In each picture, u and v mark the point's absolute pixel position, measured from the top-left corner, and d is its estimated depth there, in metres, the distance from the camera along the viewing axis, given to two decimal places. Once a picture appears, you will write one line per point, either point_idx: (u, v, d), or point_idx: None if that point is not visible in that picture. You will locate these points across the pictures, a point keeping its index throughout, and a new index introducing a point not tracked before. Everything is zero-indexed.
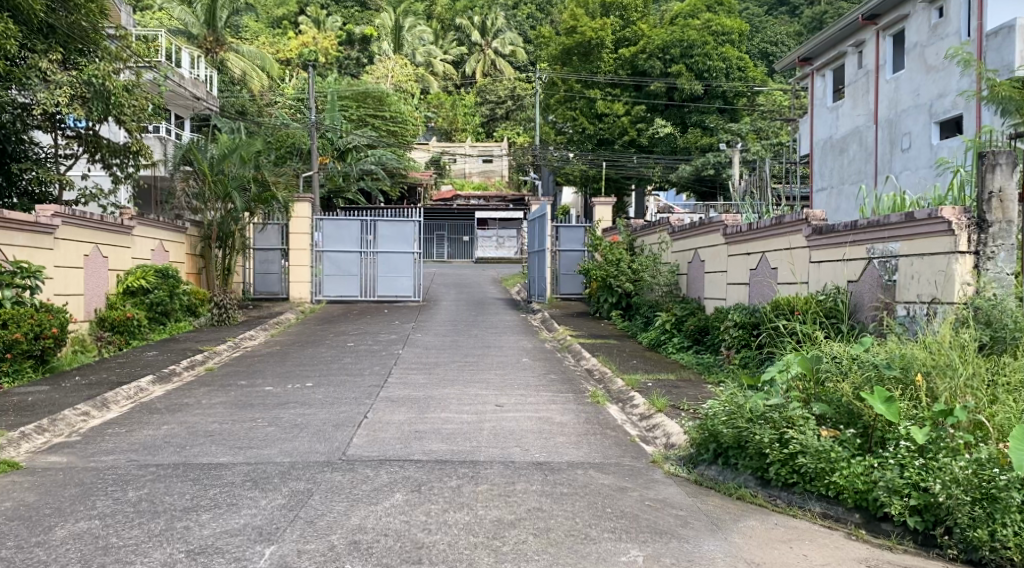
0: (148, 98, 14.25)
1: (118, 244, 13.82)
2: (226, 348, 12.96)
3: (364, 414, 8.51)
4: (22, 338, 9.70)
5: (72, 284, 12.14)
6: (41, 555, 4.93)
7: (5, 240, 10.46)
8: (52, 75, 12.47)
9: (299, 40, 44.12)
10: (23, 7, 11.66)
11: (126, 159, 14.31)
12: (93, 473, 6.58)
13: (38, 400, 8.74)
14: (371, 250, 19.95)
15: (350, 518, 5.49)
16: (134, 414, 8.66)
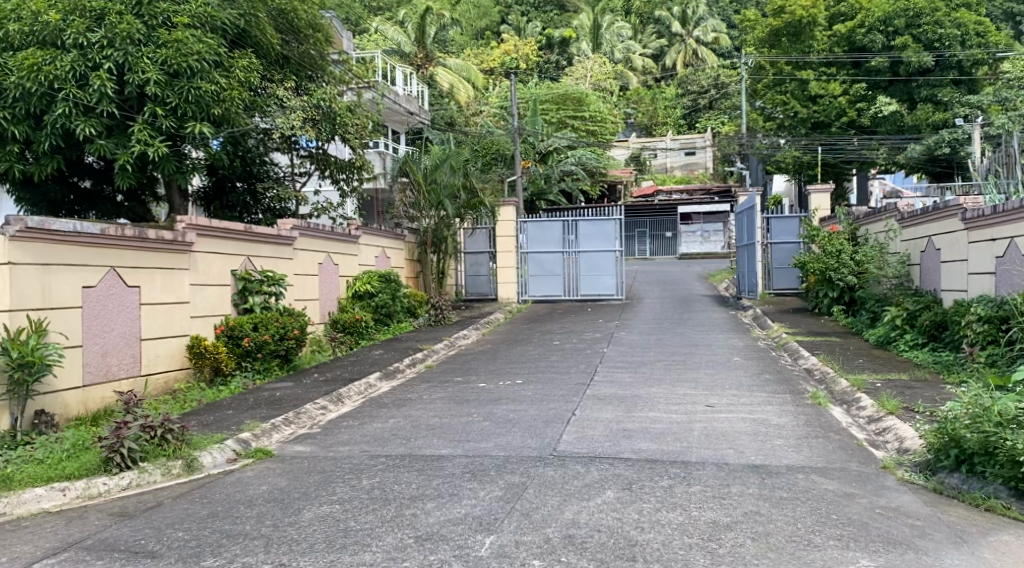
0: (368, 116, 15.41)
1: (346, 252, 15.05)
2: (442, 347, 13.68)
3: (573, 411, 8.63)
4: (270, 339, 10.85)
5: (309, 290, 13.40)
6: (293, 533, 5.49)
7: (253, 252, 11.76)
8: (287, 101, 13.59)
9: (502, 49, 45.61)
10: (263, 43, 12.83)
11: (351, 173, 15.55)
12: (333, 462, 7.22)
13: (284, 395, 9.72)
14: (574, 250, 20.18)
15: (564, 513, 5.60)
16: (365, 409, 9.40)
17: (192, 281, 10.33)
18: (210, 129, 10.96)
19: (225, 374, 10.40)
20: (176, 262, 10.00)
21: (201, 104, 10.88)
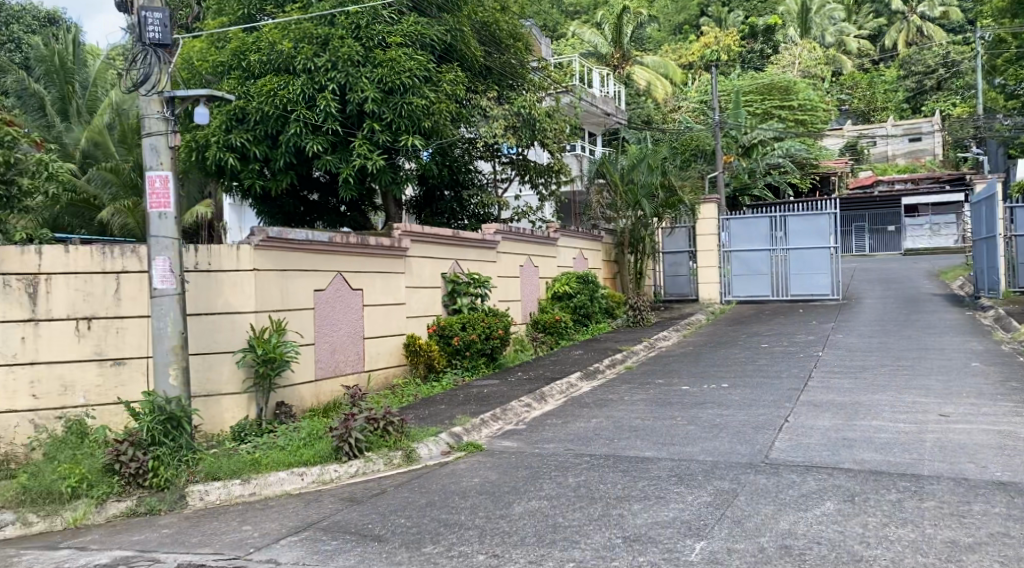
0: (566, 121, 15.69)
1: (547, 254, 15.37)
2: (643, 348, 13.58)
3: (785, 417, 8.24)
4: (477, 338, 11.31)
5: (512, 291, 13.82)
6: (504, 526, 5.68)
7: (460, 255, 12.32)
8: (490, 111, 14.04)
9: (701, 42, 44.48)
10: (468, 55, 13.33)
11: (550, 177, 15.85)
12: (540, 458, 7.38)
13: (491, 392, 10.09)
14: (783, 248, 19.22)
15: (779, 522, 5.35)
16: (569, 407, 9.53)
17: (407, 284, 11.00)
18: (421, 142, 11.56)
19: (437, 371, 10.94)
20: (393, 266, 10.70)
21: (413, 118, 11.51)
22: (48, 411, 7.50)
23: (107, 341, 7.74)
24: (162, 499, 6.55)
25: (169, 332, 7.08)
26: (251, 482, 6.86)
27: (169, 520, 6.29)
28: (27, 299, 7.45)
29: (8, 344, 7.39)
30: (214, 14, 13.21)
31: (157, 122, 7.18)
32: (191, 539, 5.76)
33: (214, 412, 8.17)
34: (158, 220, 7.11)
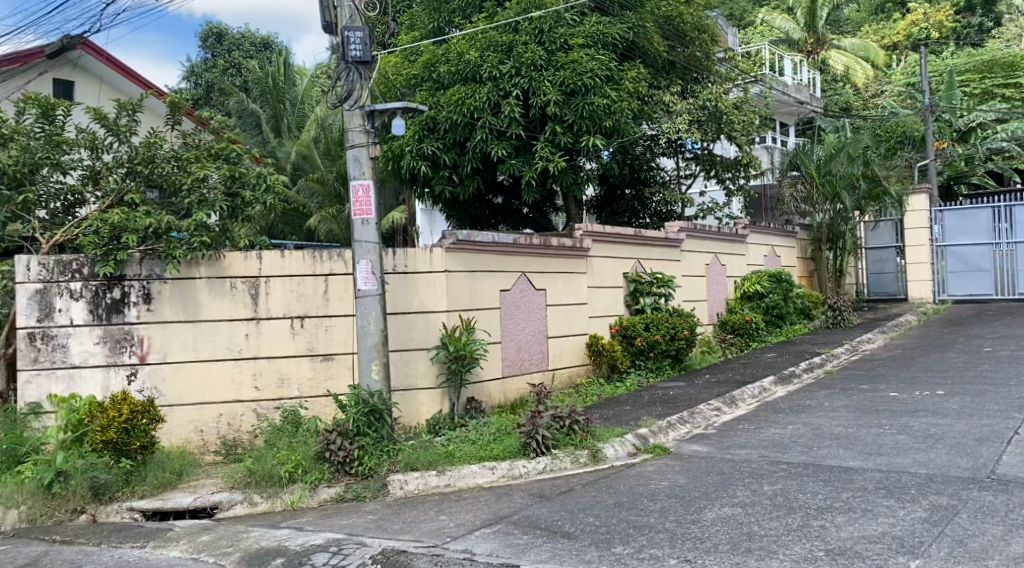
0: (755, 112, 15.04)
1: (735, 252, 14.85)
2: (844, 351, 12.73)
3: (1013, 430, 7.41)
4: (662, 338, 11.12)
5: (697, 291, 13.47)
6: (696, 531, 5.53)
7: (642, 255, 12.17)
8: (673, 106, 14.03)
9: (908, 21, 38.41)
10: (651, 53, 13.24)
11: (738, 171, 15.28)
12: (732, 464, 7.13)
13: (678, 394, 9.88)
14: (1009, 241, 17.39)
15: (1009, 546, 4.83)
16: (762, 413, 9.14)
17: (590, 284, 11.04)
18: (603, 141, 11.53)
19: (621, 371, 10.86)
20: (576, 266, 10.77)
21: (594, 118, 11.50)
22: (268, 401, 8.24)
23: (318, 338, 8.36)
24: (367, 486, 6.99)
25: (370, 329, 7.54)
26: (445, 473, 7.16)
27: (373, 506, 6.69)
28: (250, 300, 8.23)
29: (235, 340, 8.19)
30: (407, 30, 13.96)
31: (360, 134, 7.67)
32: (393, 525, 6.09)
33: (411, 406, 8.60)
34: (360, 226, 7.61)
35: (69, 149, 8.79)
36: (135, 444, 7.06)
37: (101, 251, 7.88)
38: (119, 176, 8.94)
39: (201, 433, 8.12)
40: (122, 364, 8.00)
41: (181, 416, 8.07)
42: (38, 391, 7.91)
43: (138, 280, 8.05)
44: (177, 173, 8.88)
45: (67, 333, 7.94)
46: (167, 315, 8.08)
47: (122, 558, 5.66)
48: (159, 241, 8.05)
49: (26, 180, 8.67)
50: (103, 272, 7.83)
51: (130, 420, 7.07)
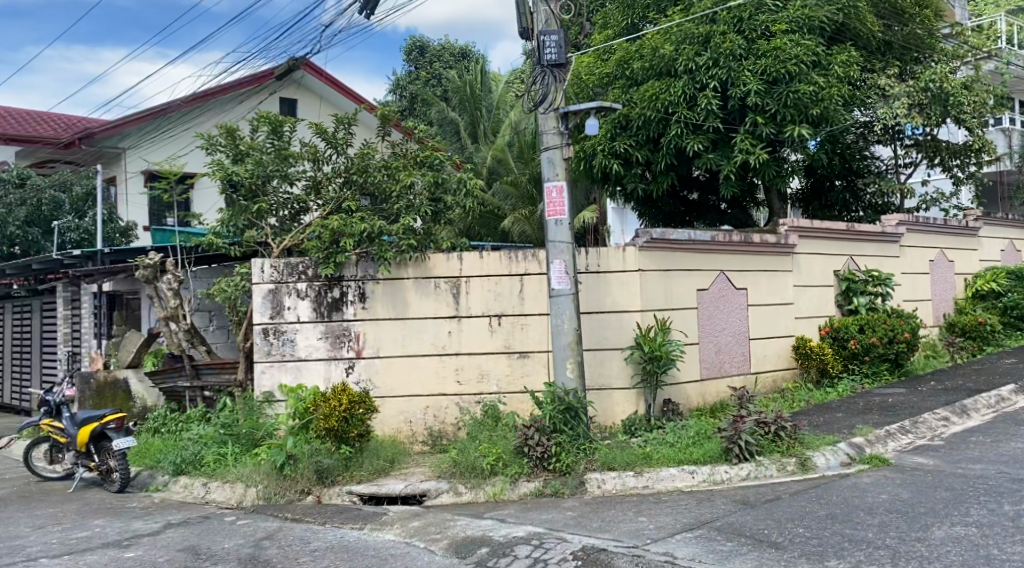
0: (988, 91, 13.56)
1: (964, 247, 13.49)
2: None
3: None
4: (879, 341, 10.36)
5: (920, 290, 12.42)
6: (923, 550, 5.09)
7: (856, 251, 11.39)
8: (890, 90, 12.77)
9: None
10: (864, 34, 12.34)
11: (967, 158, 13.96)
12: (965, 479, 6.48)
13: (898, 401, 9.14)
14: None
15: None
16: (999, 425, 8.24)
17: (796, 283, 10.50)
18: (809, 131, 10.93)
19: (832, 376, 10.27)
20: (780, 264, 10.26)
21: (799, 106, 10.95)
22: (470, 395, 8.55)
23: (515, 336, 8.53)
24: (565, 483, 7.07)
25: (565, 328, 7.62)
26: (643, 475, 7.09)
27: (572, 503, 6.75)
28: (452, 299, 8.59)
29: (439, 336, 8.59)
30: (601, 30, 13.97)
31: (554, 136, 7.78)
32: (593, 523, 6.11)
33: (607, 405, 8.60)
34: (556, 226, 7.71)
35: (295, 161, 9.65)
36: (354, 432, 7.63)
37: (322, 254, 8.59)
38: (336, 185, 9.72)
39: (411, 423, 8.60)
40: (341, 358, 8.67)
41: (393, 406, 8.60)
42: (271, 381, 8.72)
43: (354, 281, 8.68)
44: (386, 182, 9.55)
45: (295, 329, 8.71)
46: (379, 312, 8.65)
47: (344, 537, 6.11)
48: (372, 244, 8.62)
49: (259, 191, 9.61)
50: (324, 273, 8.52)
51: (348, 410, 7.61)
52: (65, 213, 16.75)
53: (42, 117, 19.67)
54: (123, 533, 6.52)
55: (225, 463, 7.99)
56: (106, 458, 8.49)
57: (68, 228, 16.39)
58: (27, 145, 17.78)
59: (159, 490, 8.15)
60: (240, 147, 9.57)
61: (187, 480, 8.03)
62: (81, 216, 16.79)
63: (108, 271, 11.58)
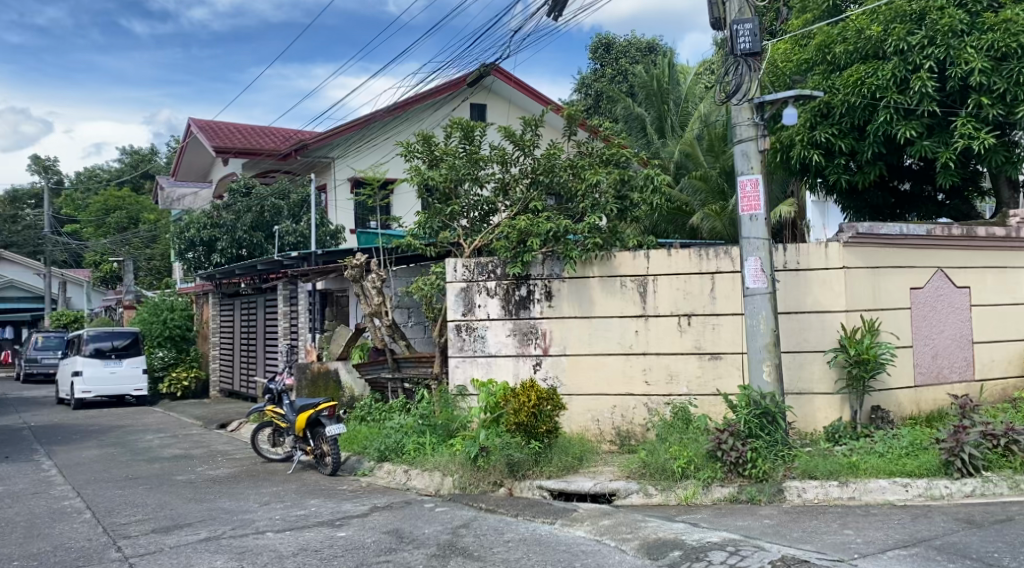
0: None
1: None
2: None
3: None
4: None
5: None
6: None
7: None
8: None
9: None
10: None
11: None
12: None
13: None
14: None
15: None
16: None
17: None
18: None
19: None
20: (1010, 259, 9.24)
21: None
22: (659, 396, 8.41)
23: (705, 336, 8.30)
24: (762, 489, 6.79)
25: (761, 329, 7.30)
26: (850, 486, 6.66)
27: (770, 511, 6.47)
28: (640, 298, 8.49)
29: (625, 336, 8.52)
30: (798, 14, 13.17)
31: (748, 128, 7.46)
32: (793, 533, 5.81)
33: (807, 411, 8.15)
34: (748, 222, 7.40)
35: (485, 164, 9.96)
36: (543, 428, 7.73)
37: (511, 254, 8.82)
38: (523, 186, 9.91)
39: (598, 422, 8.62)
40: (530, 355, 8.85)
41: (580, 404, 8.66)
42: (465, 374, 9.11)
43: (541, 280, 8.83)
44: (572, 181, 9.65)
45: (486, 326, 9.01)
46: (566, 311, 8.73)
47: (536, 531, 6.24)
48: (557, 243, 8.74)
49: (452, 195, 9.99)
50: (512, 272, 8.73)
51: (537, 406, 7.74)
52: (283, 219, 18.37)
53: (265, 131, 21.74)
54: (335, 514, 7.04)
55: (424, 452, 8.41)
56: (320, 443, 9.22)
57: (286, 232, 17.97)
58: (252, 157, 19.69)
59: (366, 474, 8.74)
60: (434, 153, 10.05)
61: (390, 466, 8.54)
62: (297, 221, 18.34)
63: (320, 270, 12.55)
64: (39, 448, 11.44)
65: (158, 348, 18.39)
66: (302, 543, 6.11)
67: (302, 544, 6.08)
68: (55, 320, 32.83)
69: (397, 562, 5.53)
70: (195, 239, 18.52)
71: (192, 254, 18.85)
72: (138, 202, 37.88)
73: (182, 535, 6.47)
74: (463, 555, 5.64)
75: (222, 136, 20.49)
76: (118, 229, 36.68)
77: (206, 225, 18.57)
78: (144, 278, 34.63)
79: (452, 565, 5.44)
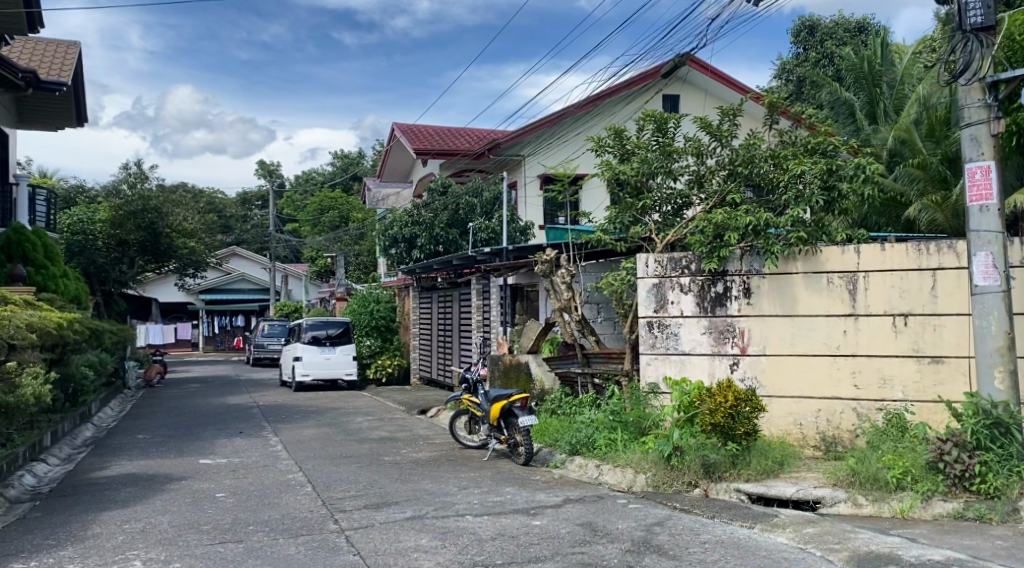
0: None
1: None
2: None
3: None
4: None
5: None
6: None
7: None
8: None
9: None
10: None
11: None
12: None
13: None
14: None
15: None
16: None
17: None
18: None
19: None
20: None
21: None
22: (869, 401, 7.86)
23: (925, 337, 7.65)
24: (993, 508, 6.18)
25: (992, 331, 6.62)
26: None
27: (1003, 532, 5.86)
28: (849, 296, 7.98)
29: (833, 337, 8.04)
30: None
31: (978, 110, 6.78)
32: None
33: None
34: (977, 212, 6.75)
35: (679, 157, 9.77)
36: (741, 430, 7.44)
37: (707, 249, 8.62)
38: (720, 177, 9.63)
39: (800, 427, 8.18)
40: (726, 354, 8.58)
41: (780, 407, 8.27)
42: (656, 372, 8.95)
43: (738, 276, 8.52)
44: (772, 172, 9.23)
45: (679, 323, 8.83)
46: (766, 309, 8.38)
47: (734, 534, 6.06)
48: (758, 238, 8.47)
49: (644, 188, 9.85)
50: (708, 268, 8.51)
51: (734, 408, 7.46)
52: (477, 216, 19.12)
53: (462, 132, 22.65)
54: (530, 502, 7.22)
55: (616, 448, 8.43)
56: (514, 433, 9.49)
57: (480, 229, 18.65)
58: (449, 157, 20.60)
59: (558, 467, 8.89)
60: (626, 147, 9.98)
61: (582, 460, 8.64)
62: (490, 217, 19.03)
63: (512, 265, 12.87)
64: (267, 425, 12.69)
65: (365, 337, 19.77)
66: (499, 528, 6.33)
67: (499, 529, 6.30)
68: (278, 310, 36.20)
69: (591, 554, 5.59)
70: (397, 236, 19.63)
71: (394, 250, 20.02)
72: (349, 202, 40.84)
73: (390, 512, 6.92)
74: (657, 553, 5.60)
75: (422, 138, 21.58)
76: (331, 227, 39.79)
77: (406, 223, 19.60)
78: (353, 272, 37.30)
79: (647, 562, 5.41)
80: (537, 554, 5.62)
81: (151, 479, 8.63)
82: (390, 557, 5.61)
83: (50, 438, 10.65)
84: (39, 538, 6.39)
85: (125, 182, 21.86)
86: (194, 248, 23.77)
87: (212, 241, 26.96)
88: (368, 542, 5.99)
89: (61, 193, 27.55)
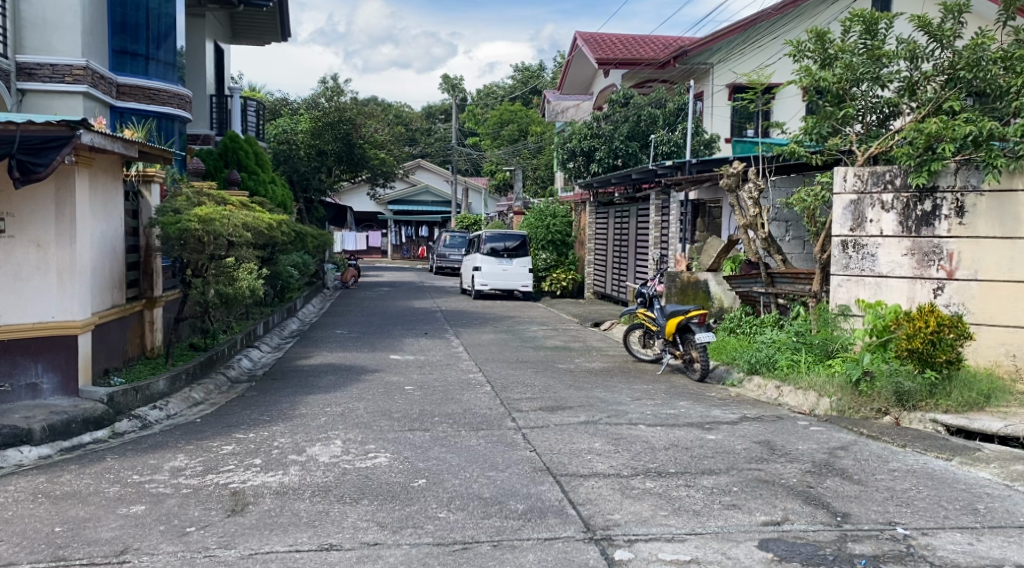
0: None
1: None
2: None
3: None
4: None
5: None
6: None
7: None
8: None
9: None
10: None
11: None
12: None
13: None
14: None
15: None
16: None
17: None
18: None
19: None
20: None
21: None
22: None
23: None
24: None
25: None
26: None
27: None
28: None
29: None
30: None
31: None
32: None
33: None
34: None
35: (889, 62, 8.88)
36: (942, 357, 7.03)
37: (915, 162, 7.90)
38: (938, 83, 8.62)
39: (1015, 358, 7.47)
40: (930, 278, 7.90)
41: (990, 336, 7.58)
42: (848, 294, 8.42)
43: (951, 192, 7.75)
44: (1002, 77, 8.24)
45: (877, 243, 8.21)
46: (982, 230, 7.60)
47: (928, 464, 5.72)
48: (978, 151, 7.66)
49: (847, 96, 9.11)
50: (916, 182, 7.81)
51: (937, 333, 7.08)
52: (658, 128, 18.61)
53: (648, 40, 21.86)
54: (705, 417, 7.16)
55: (798, 370, 8.12)
56: (689, 349, 9.38)
57: (661, 141, 18.19)
58: (632, 67, 20.08)
59: (735, 385, 8.73)
60: (828, 51, 9.20)
61: (761, 380, 8.42)
62: (673, 129, 18.49)
63: (695, 179, 12.39)
64: (449, 329, 13.36)
65: (541, 251, 20.25)
66: (673, 439, 6.33)
67: (673, 440, 6.30)
68: (460, 223, 37.44)
69: (770, 472, 5.48)
70: (575, 149, 19.47)
71: (573, 163, 19.88)
72: (528, 115, 40.78)
73: (565, 415, 7.12)
74: (841, 476, 5.39)
75: (605, 47, 21.03)
76: (511, 140, 40.14)
77: (585, 135, 19.35)
78: (530, 186, 37.74)
79: (828, 484, 5.24)
80: (712, 466, 5.60)
81: (348, 369, 9.40)
82: (564, 456, 5.80)
83: (262, 328, 11.84)
84: (254, 414, 7.16)
85: (323, 95, 23.12)
86: (384, 159, 24.90)
87: (400, 151, 28.02)
88: (544, 441, 6.21)
89: (268, 105, 29.62)
